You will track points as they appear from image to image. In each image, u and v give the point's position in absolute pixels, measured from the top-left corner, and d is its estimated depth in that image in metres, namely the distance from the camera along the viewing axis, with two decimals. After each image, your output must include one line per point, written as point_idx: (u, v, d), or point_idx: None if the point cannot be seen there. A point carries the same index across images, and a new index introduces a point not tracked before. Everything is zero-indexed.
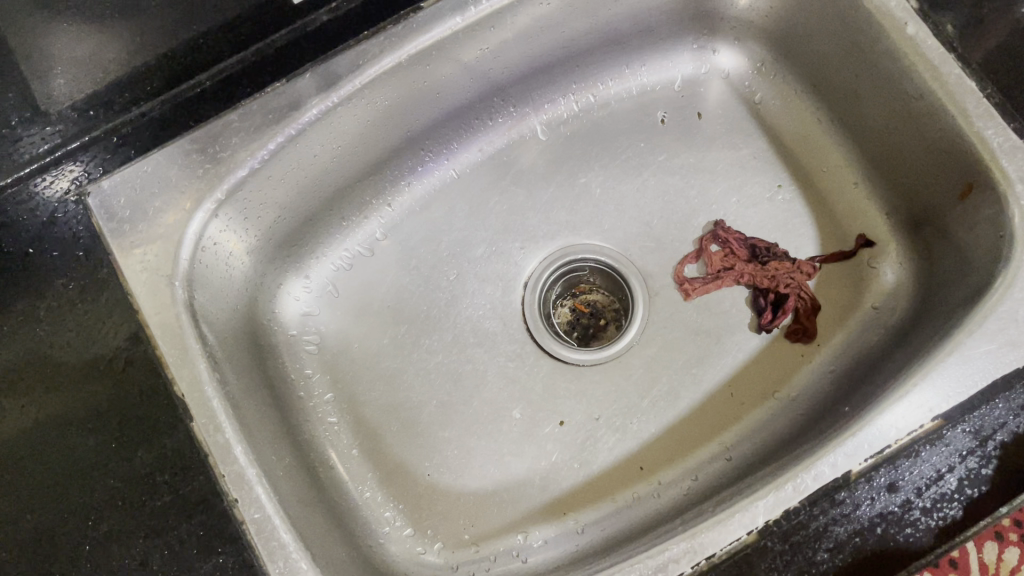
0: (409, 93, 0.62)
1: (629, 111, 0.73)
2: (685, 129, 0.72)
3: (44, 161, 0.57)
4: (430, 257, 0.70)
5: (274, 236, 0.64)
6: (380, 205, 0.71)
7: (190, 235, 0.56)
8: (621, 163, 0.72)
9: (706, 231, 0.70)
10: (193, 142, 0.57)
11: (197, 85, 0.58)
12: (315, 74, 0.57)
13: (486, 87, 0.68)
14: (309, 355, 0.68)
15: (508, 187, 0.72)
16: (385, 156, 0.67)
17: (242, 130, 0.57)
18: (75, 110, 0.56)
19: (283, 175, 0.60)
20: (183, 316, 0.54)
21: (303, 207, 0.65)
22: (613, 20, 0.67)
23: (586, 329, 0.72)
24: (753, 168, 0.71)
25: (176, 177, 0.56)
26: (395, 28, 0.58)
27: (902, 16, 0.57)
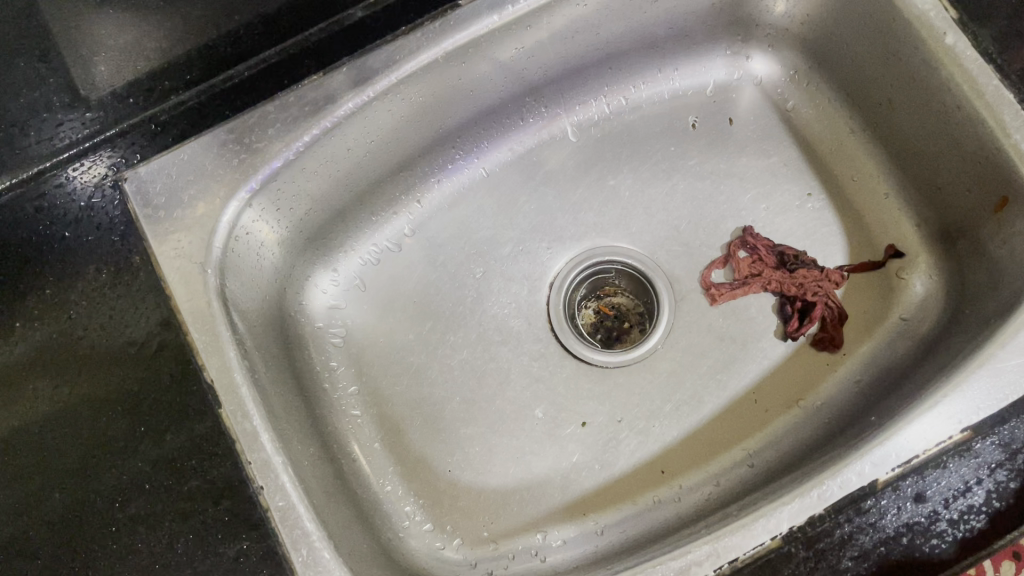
0: (444, 90, 0.63)
1: (660, 115, 0.73)
2: (716, 134, 0.72)
3: (82, 146, 0.58)
4: (457, 254, 0.71)
5: (305, 227, 0.65)
6: (410, 202, 0.71)
7: (223, 224, 0.56)
8: (650, 167, 0.72)
9: (734, 237, 0.70)
10: (230, 132, 0.57)
11: (235, 76, 0.59)
12: (352, 67, 0.58)
13: (519, 86, 0.68)
14: (334, 348, 0.68)
15: (537, 187, 0.72)
16: (417, 152, 0.68)
17: (278, 121, 0.57)
18: (114, 97, 0.57)
19: (316, 167, 0.60)
20: (215, 303, 0.54)
21: (334, 200, 0.65)
22: (647, 23, 0.67)
23: (609, 332, 0.72)
24: (784, 175, 0.71)
25: (212, 166, 0.57)
26: (432, 24, 0.58)
27: (941, 26, 0.57)
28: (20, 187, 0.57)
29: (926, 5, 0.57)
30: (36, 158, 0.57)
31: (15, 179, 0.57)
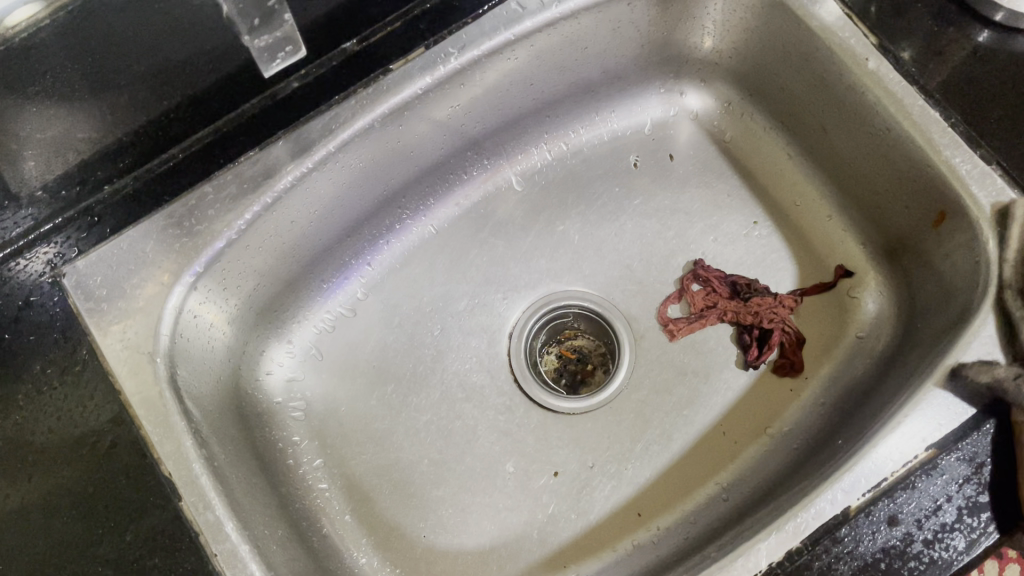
0: (384, 154, 0.63)
1: (601, 157, 0.73)
2: (658, 170, 0.73)
3: (17, 244, 0.56)
4: (413, 313, 0.70)
5: (254, 303, 0.64)
6: (360, 265, 0.70)
7: (169, 310, 0.55)
8: (597, 209, 0.72)
9: (685, 270, 0.70)
10: (168, 217, 0.56)
11: (170, 159, 0.58)
12: (288, 140, 0.57)
13: (459, 142, 0.68)
14: (296, 422, 0.67)
15: (487, 239, 0.72)
16: (362, 217, 0.68)
17: (218, 201, 0.57)
18: (46, 191, 0.56)
19: (260, 243, 0.60)
20: (167, 392, 0.54)
21: (282, 273, 0.64)
22: (579, 70, 0.68)
23: (574, 374, 0.73)
24: (728, 206, 0.71)
25: (152, 252, 0.56)
26: (365, 91, 0.58)
27: (863, 53, 0.58)
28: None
29: (845, 34, 0.59)
30: None
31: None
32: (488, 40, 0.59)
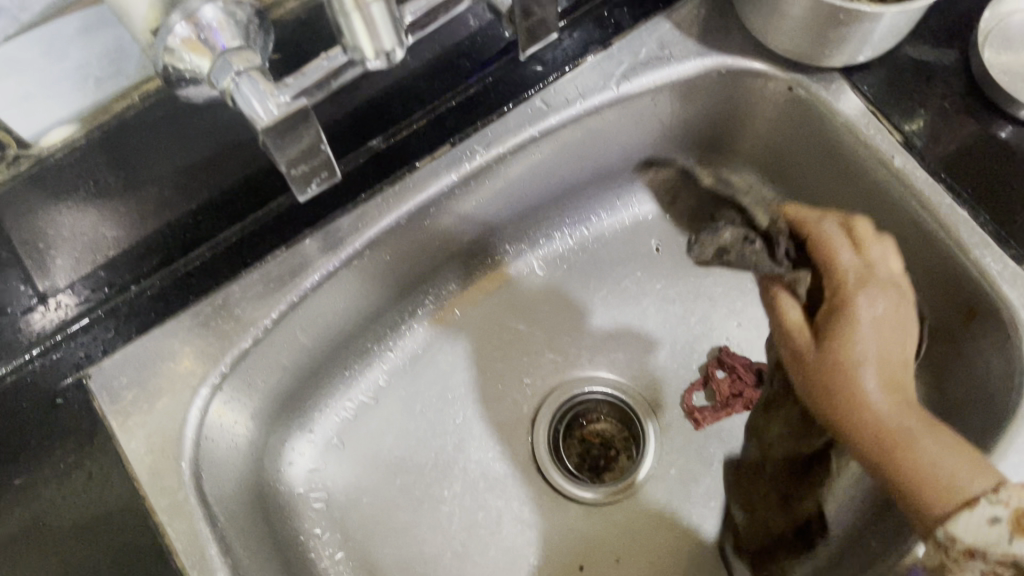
0: (409, 247, 0.63)
1: (624, 241, 0.73)
2: (681, 255, 0.73)
3: (44, 344, 0.55)
4: (436, 400, 0.70)
5: (276, 395, 0.63)
6: (382, 352, 0.70)
7: (193, 415, 0.55)
8: (620, 293, 0.72)
9: (710, 356, 0.69)
10: (196, 316, 0.56)
11: (198, 258, 0.58)
12: (316, 237, 0.58)
13: (482, 229, 0.68)
14: (317, 513, 0.65)
15: (509, 323, 0.72)
16: (385, 305, 0.68)
17: (247, 299, 0.57)
18: (76, 293, 0.56)
19: (287, 339, 0.59)
20: (192, 498, 0.53)
21: (305, 364, 0.64)
22: (602, 158, 0.68)
23: (597, 460, 0.71)
24: (752, 292, 0.71)
25: (180, 352, 0.56)
26: (390, 189, 0.59)
27: (888, 150, 0.59)
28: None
29: (870, 130, 0.59)
30: (10, 355, 0.54)
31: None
32: (512, 137, 0.60)
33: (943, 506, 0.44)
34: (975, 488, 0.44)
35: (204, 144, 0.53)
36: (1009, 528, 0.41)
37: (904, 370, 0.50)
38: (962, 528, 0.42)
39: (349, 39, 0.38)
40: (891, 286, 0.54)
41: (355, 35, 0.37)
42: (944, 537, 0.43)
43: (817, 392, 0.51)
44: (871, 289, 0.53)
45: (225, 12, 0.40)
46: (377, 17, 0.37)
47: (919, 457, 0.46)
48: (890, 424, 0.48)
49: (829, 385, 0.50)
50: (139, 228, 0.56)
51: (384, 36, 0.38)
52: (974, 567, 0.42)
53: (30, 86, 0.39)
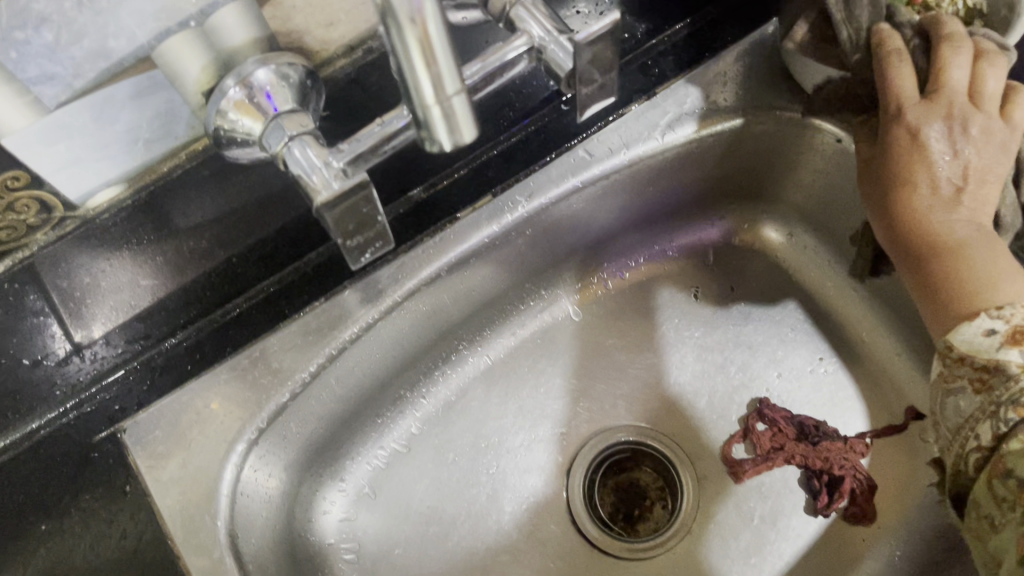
0: (447, 296, 0.62)
1: (662, 287, 0.72)
2: (721, 302, 0.71)
3: (78, 396, 0.55)
4: (469, 449, 0.68)
5: (310, 446, 0.61)
6: (415, 399, 0.69)
7: (229, 471, 0.53)
8: (657, 340, 0.71)
9: (750, 408, 0.68)
10: (232, 369, 0.55)
11: (235, 309, 0.57)
12: (356, 288, 0.57)
13: (520, 276, 0.67)
14: (348, 565, 0.63)
15: (545, 370, 0.70)
16: (419, 352, 0.66)
17: (285, 350, 0.56)
18: (109, 345, 0.55)
19: (325, 391, 0.58)
20: (228, 558, 0.51)
21: (340, 414, 0.63)
22: (642, 205, 0.67)
23: (631, 510, 0.71)
24: (793, 340, 0.69)
25: (217, 406, 0.54)
26: (432, 240, 0.58)
27: None
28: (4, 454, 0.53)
29: None
30: (43, 407, 0.54)
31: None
32: (556, 187, 0.59)
33: (963, 309, 0.48)
34: (993, 299, 0.47)
35: (247, 193, 0.52)
36: (1002, 339, 0.45)
37: (983, 208, 0.51)
38: (961, 335, 0.47)
39: (425, 132, 0.33)
40: (989, 119, 0.51)
41: (436, 130, 0.33)
42: (944, 345, 0.48)
43: (878, 194, 0.53)
44: (968, 114, 0.51)
45: (277, 72, 0.39)
46: (460, 109, 0.32)
47: (966, 259, 0.49)
48: (957, 237, 0.49)
49: (888, 175, 0.52)
50: (176, 278, 0.55)
51: (465, 125, 0.33)
52: (965, 372, 0.46)
53: (80, 150, 0.39)
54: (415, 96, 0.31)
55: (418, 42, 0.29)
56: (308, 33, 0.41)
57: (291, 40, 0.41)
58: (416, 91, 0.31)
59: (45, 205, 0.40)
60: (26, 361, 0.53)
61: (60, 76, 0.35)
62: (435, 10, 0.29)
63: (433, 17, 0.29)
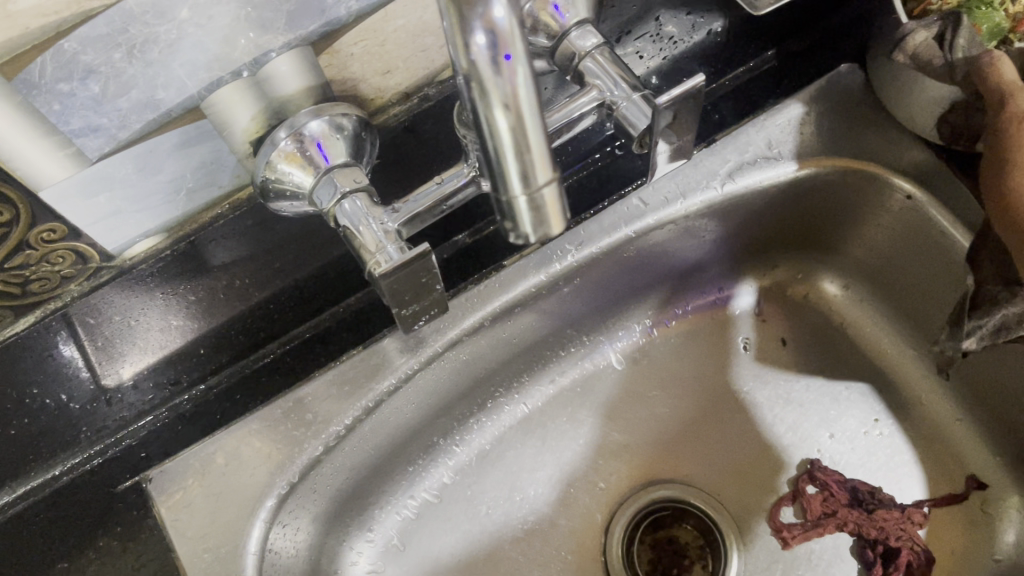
0: (490, 345, 0.59)
1: (709, 337, 0.69)
2: (769, 356, 0.68)
3: (105, 440, 0.53)
4: (503, 502, 0.65)
5: (340, 497, 0.58)
6: (448, 447, 0.66)
7: (257, 527, 0.50)
8: (702, 394, 0.68)
9: (801, 470, 0.64)
10: (265, 419, 0.53)
11: (269, 354, 0.56)
12: (395, 337, 0.55)
13: (564, 323, 0.64)
14: None
15: (584, 420, 0.67)
16: (456, 401, 0.63)
17: (319, 399, 0.53)
18: (138, 388, 0.53)
19: (361, 442, 0.56)
20: None
21: (374, 464, 0.59)
22: (693, 253, 0.64)
23: (669, 570, 0.64)
24: (847, 400, 0.66)
25: (248, 458, 0.52)
26: (477, 288, 0.55)
27: None
28: (21, 501, 0.50)
29: None
30: (69, 453, 0.52)
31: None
32: (607, 237, 0.57)
33: None
34: None
35: (293, 243, 0.50)
36: None
37: None
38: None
39: (510, 221, 0.31)
40: None
41: (523, 221, 0.30)
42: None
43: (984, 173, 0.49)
44: None
45: (330, 123, 0.37)
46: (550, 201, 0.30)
47: None
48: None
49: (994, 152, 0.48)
50: (211, 321, 0.52)
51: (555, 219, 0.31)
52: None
53: (121, 202, 0.36)
54: (502, 184, 0.29)
55: (510, 129, 0.27)
56: (364, 81, 0.39)
57: (346, 88, 0.39)
58: (502, 179, 0.29)
59: (81, 257, 0.38)
60: (48, 405, 0.49)
61: (104, 127, 0.32)
62: (529, 94, 0.27)
63: (526, 99, 0.27)
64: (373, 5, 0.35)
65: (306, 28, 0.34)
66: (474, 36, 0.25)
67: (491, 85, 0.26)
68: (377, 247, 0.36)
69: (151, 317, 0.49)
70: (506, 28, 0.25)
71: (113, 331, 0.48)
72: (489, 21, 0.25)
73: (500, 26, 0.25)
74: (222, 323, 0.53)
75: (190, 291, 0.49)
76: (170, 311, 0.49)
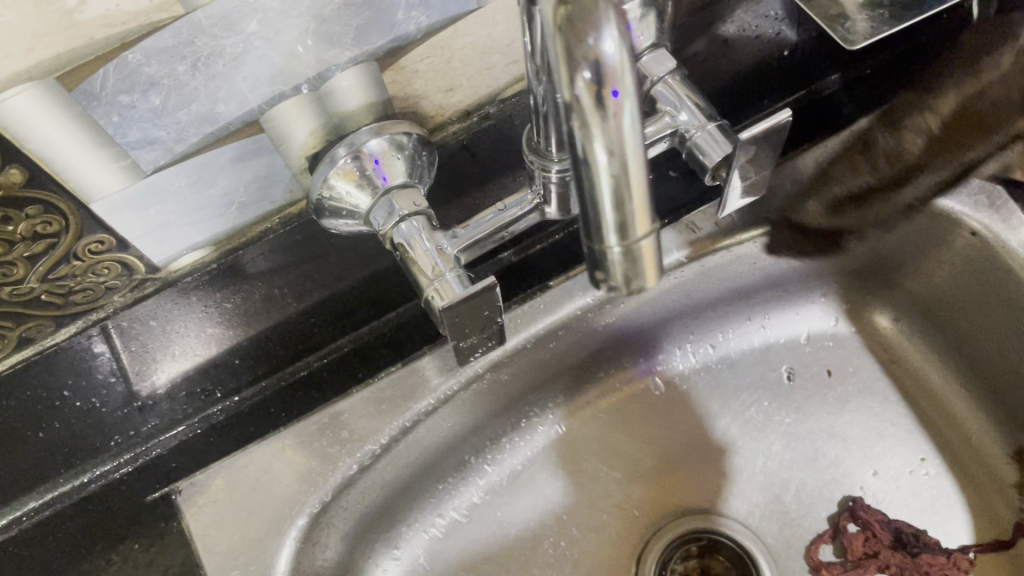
0: (531, 366, 0.57)
1: (753, 364, 0.67)
2: (815, 388, 0.66)
3: (137, 450, 0.51)
4: (534, 525, 0.63)
5: (365, 514, 0.55)
6: (479, 466, 0.63)
7: (289, 544, 0.49)
8: (742, 423, 0.66)
9: (842, 506, 0.62)
10: (300, 434, 0.52)
11: (307, 365, 0.55)
12: (434, 355, 0.54)
13: (604, 345, 0.63)
14: None
15: (620, 446, 0.66)
16: (488, 419, 0.60)
17: (356, 417, 0.52)
18: (168, 394, 0.52)
19: (397, 462, 0.54)
20: None
21: (401, 480, 0.56)
22: (740, 280, 0.62)
23: None
24: (893, 437, 0.64)
25: (281, 473, 0.51)
26: (520, 309, 0.54)
27: None
28: (49, 507, 0.49)
29: None
30: (100, 460, 0.50)
31: (22, 510, 0.48)
32: None
33: None
34: None
35: (340, 257, 0.49)
36: None
37: None
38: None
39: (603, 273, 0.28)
40: None
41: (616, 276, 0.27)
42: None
43: None
44: None
45: (391, 141, 0.35)
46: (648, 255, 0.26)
47: None
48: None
49: None
50: (246, 329, 0.51)
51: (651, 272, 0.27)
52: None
53: (172, 214, 0.35)
54: (596, 235, 0.26)
55: (612, 175, 0.24)
56: (426, 97, 0.37)
57: (408, 104, 0.37)
58: (599, 228, 0.25)
59: (128, 268, 0.37)
60: (82, 408, 0.48)
61: (162, 140, 0.31)
62: (638, 136, 0.24)
63: (633, 143, 0.24)
64: (443, 21, 0.33)
65: (373, 43, 0.32)
66: (581, 72, 0.22)
67: (596, 125, 0.23)
68: (437, 275, 0.35)
69: (189, 325, 0.47)
70: (616, 64, 0.22)
71: (149, 336, 0.46)
72: (598, 57, 0.22)
73: (609, 62, 0.22)
74: (260, 335, 0.52)
75: (230, 299, 0.47)
76: (208, 319, 0.48)
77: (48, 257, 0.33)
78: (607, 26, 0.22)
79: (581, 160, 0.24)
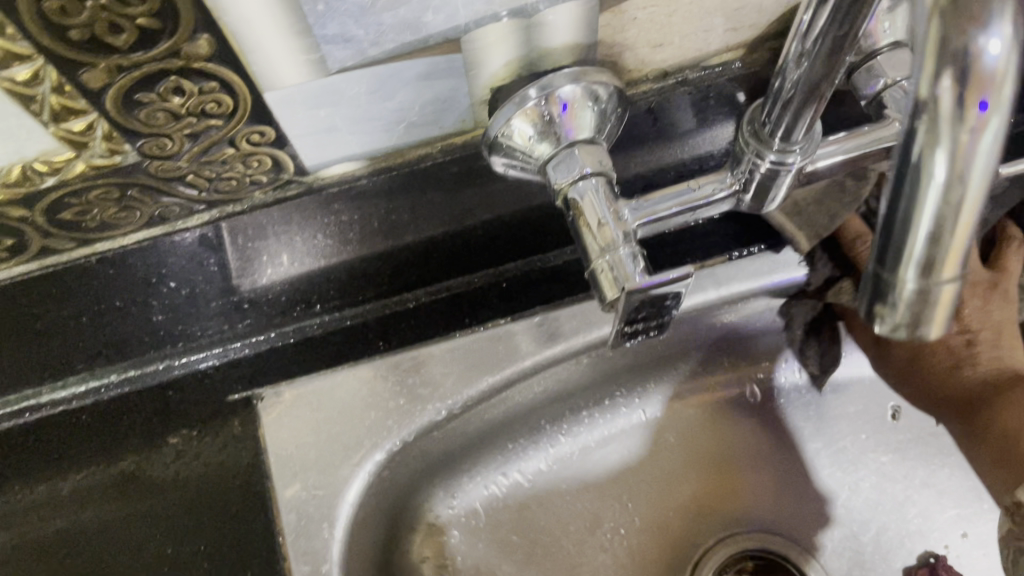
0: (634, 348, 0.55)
1: (861, 395, 0.61)
2: (917, 435, 0.61)
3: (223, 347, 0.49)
4: (595, 501, 0.59)
5: (431, 456, 0.53)
6: (554, 435, 0.59)
7: (361, 475, 0.47)
8: (835, 452, 0.61)
9: (919, 561, 0.58)
10: (388, 364, 0.50)
11: (409, 299, 0.51)
12: (542, 321, 0.50)
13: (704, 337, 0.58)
14: None
15: (705, 444, 0.61)
16: (580, 388, 0.57)
17: (449, 361, 0.50)
18: (271, 303, 0.48)
19: (477, 415, 0.52)
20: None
21: (475, 432, 0.54)
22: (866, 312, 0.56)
23: None
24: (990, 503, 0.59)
25: (363, 406, 0.49)
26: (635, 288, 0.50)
27: None
28: (127, 385, 0.47)
29: None
30: (181, 350, 0.48)
31: (100, 381, 0.47)
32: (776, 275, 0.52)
33: None
34: None
35: (481, 206, 0.46)
36: None
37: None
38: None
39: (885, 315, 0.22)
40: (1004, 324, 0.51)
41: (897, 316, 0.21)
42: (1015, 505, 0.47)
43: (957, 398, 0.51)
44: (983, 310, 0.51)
45: (587, 89, 0.32)
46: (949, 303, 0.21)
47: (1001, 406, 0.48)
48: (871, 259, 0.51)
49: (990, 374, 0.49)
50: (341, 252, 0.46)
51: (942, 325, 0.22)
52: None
53: (339, 120, 0.32)
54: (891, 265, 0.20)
55: (941, 195, 0.19)
56: (632, 49, 0.34)
57: (611, 53, 0.34)
58: (900, 263, 0.20)
59: (278, 166, 0.34)
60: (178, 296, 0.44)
61: (358, 40, 0.28)
62: (989, 159, 0.19)
63: (982, 163, 0.19)
64: None
65: None
66: (947, 70, 0.19)
67: (943, 138, 0.19)
68: (608, 246, 0.31)
69: (297, 238, 0.44)
70: (995, 66, 0.19)
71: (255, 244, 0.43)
72: (974, 55, 0.19)
73: (989, 62, 0.19)
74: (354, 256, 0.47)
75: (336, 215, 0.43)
76: (313, 234, 0.44)
77: (204, 139, 0.31)
78: (998, 22, 0.19)
79: (906, 175, 0.20)
